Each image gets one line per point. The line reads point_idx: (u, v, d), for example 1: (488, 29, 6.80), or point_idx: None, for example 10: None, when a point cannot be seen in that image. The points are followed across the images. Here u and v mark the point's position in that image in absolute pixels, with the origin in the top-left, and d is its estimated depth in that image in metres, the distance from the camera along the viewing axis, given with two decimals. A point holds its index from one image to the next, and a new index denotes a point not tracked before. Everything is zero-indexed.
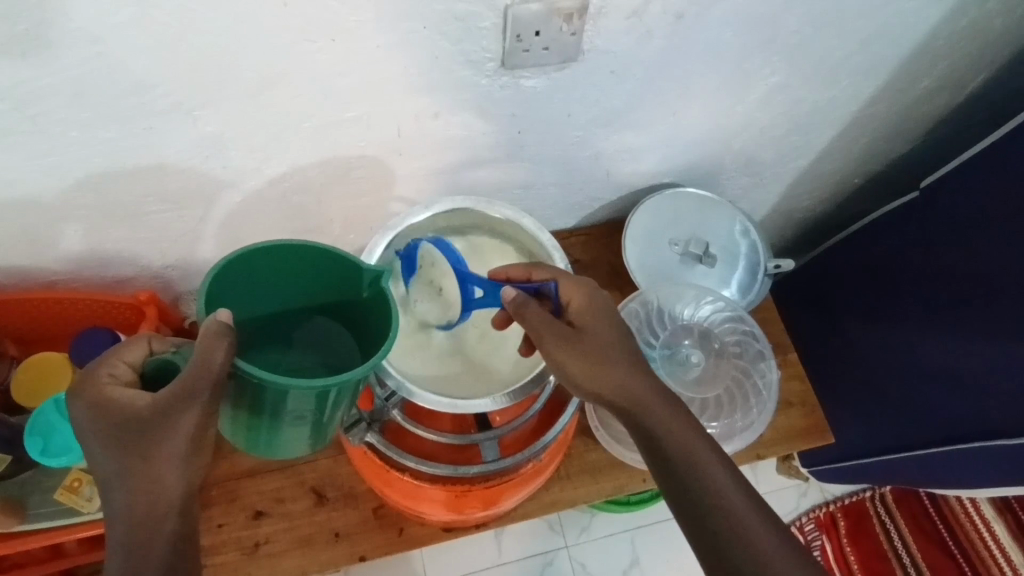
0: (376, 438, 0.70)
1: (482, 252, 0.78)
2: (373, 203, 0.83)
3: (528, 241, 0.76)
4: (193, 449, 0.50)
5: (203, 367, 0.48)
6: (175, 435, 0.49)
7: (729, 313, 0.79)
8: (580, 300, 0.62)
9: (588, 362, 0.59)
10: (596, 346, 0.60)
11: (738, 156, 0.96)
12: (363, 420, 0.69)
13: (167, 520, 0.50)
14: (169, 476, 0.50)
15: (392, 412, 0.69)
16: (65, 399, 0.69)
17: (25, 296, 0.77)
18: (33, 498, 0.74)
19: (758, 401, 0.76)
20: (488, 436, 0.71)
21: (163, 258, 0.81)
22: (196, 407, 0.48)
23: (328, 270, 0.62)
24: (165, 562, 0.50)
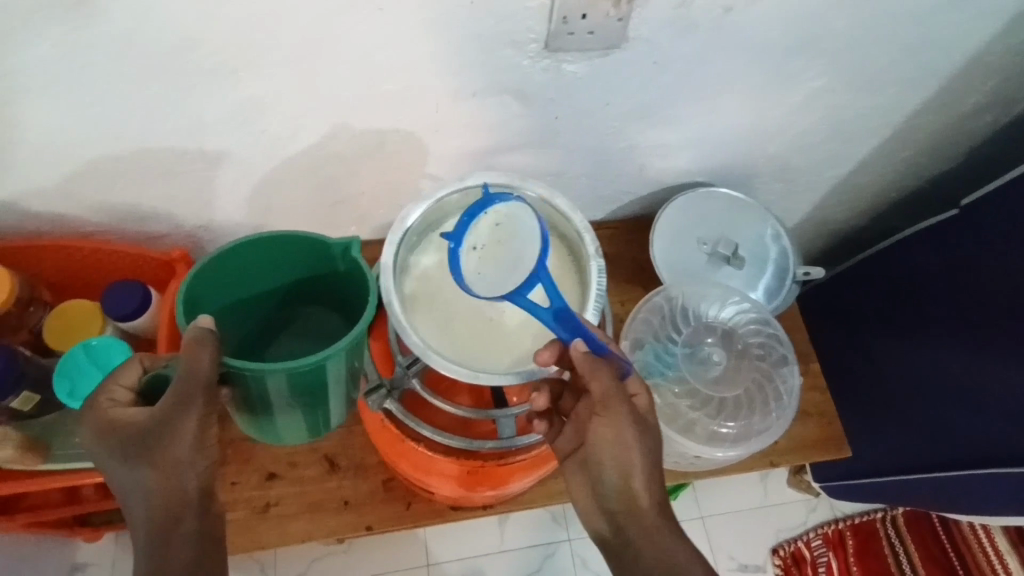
0: (395, 406, 0.71)
1: None
2: (405, 178, 0.84)
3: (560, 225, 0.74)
4: (199, 447, 0.53)
5: (195, 372, 0.54)
6: (179, 440, 0.52)
7: (754, 315, 0.75)
8: (645, 401, 0.62)
9: (642, 452, 0.59)
10: (648, 452, 0.60)
11: (773, 159, 0.95)
12: (383, 388, 0.71)
13: (185, 518, 0.53)
14: (183, 478, 0.53)
15: (412, 380, 0.70)
16: (94, 345, 0.70)
17: (62, 244, 0.79)
18: (56, 439, 0.75)
19: (778, 406, 0.71)
20: (504, 414, 0.70)
21: (197, 218, 0.82)
22: (195, 407, 0.53)
23: (302, 254, 0.73)
24: (190, 559, 0.52)
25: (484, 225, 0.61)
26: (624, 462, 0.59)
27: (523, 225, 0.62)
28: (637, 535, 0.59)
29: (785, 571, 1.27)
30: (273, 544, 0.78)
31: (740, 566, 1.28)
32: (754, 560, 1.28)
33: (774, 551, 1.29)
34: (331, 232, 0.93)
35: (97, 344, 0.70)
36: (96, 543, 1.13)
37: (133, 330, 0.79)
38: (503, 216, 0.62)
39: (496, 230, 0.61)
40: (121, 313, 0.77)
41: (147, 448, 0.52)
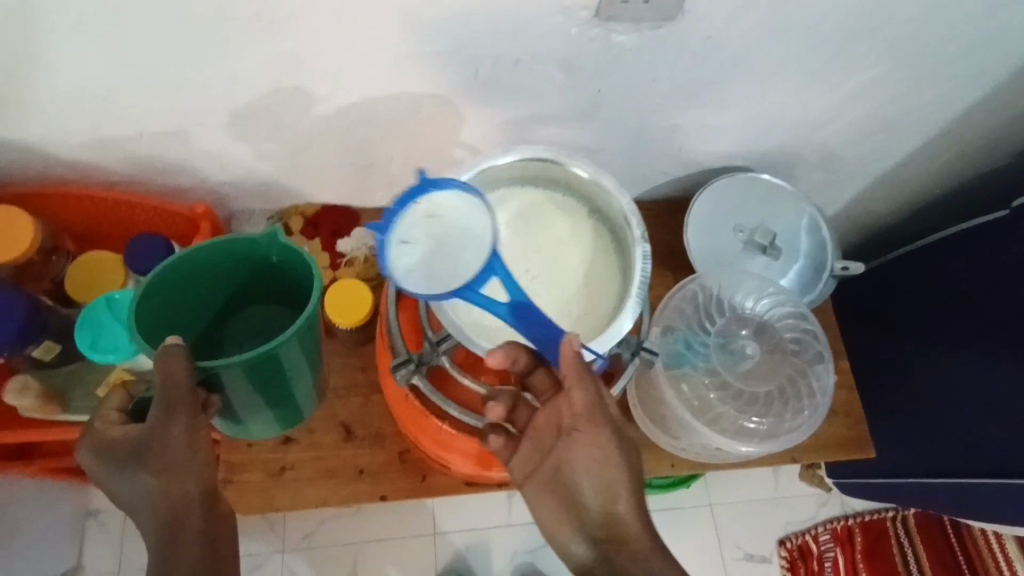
0: (422, 381, 0.67)
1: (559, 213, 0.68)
2: (437, 145, 0.81)
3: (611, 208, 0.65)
4: (192, 452, 0.55)
5: (173, 383, 0.54)
6: (170, 448, 0.55)
7: (790, 309, 0.72)
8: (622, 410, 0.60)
9: (619, 462, 0.58)
10: (631, 461, 0.59)
11: (819, 148, 0.91)
12: (411, 362, 0.66)
13: (191, 516, 0.56)
14: (182, 485, 0.55)
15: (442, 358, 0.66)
16: (117, 299, 0.70)
17: (88, 193, 0.78)
18: (76, 391, 0.74)
19: (811, 404, 0.68)
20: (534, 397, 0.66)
21: (223, 174, 0.80)
22: (181, 416, 0.55)
23: (221, 255, 0.67)
24: (192, 556, 0.55)
25: (419, 217, 0.60)
26: (608, 476, 0.58)
27: (458, 216, 0.60)
28: (629, 558, 0.57)
29: (791, 563, 1.27)
30: (286, 508, 0.78)
31: (746, 555, 1.27)
32: (759, 550, 1.28)
33: (781, 542, 1.28)
34: (357, 196, 0.90)
35: (121, 298, 0.70)
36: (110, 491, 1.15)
37: None
38: (440, 208, 0.60)
39: (431, 222, 0.60)
40: (144, 266, 0.76)
41: (141, 460, 0.54)
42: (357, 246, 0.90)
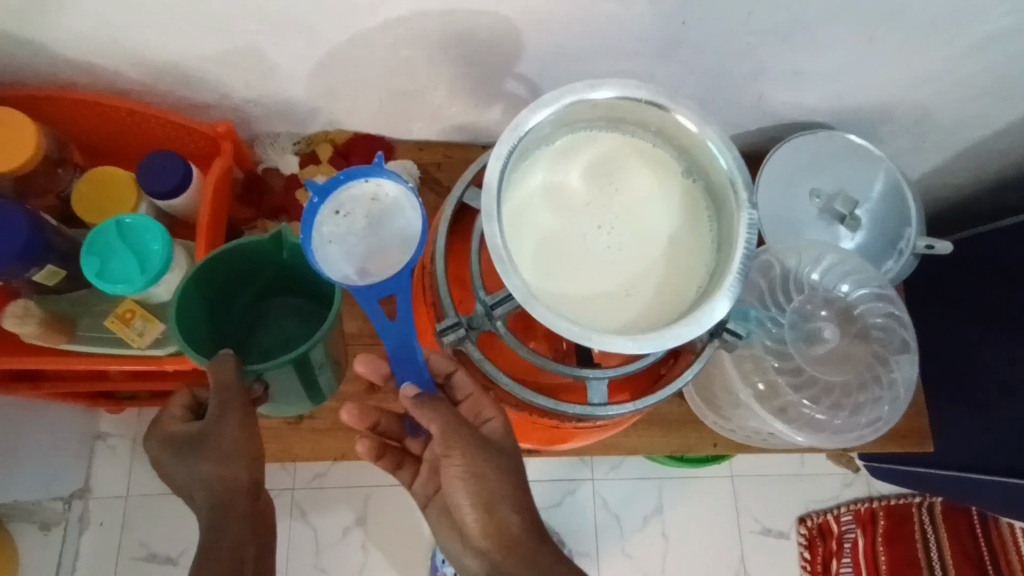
0: (472, 349, 0.50)
1: (639, 168, 0.48)
2: (488, 74, 0.71)
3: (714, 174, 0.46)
4: (242, 442, 0.55)
5: (226, 384, 0.57)
6: (223, 437, 0.55)
7: (876, 290, 0.64)
8: (498, 426, 0.55)
9: (479, 484, 0.51)
10: (501, 474, 0.52)
11: (914, 108, 0.80)
12: (458, 324, 0.50)
13: (238, 504, 0.54)
14: (235, 472, 0.54)
15: (494, 325, 0.49)
16: (128, 223, 0.62)
17: (97, 102, 0.69)
18: (83, 319, 0.68)
19: (890, 397, 0.62)
20: (598, 376, 0.49)
21: (247, 90, 0.72)
22: (235, 411, 0.56)
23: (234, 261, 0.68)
24: (235, 540, 0.53)
25: (363, 194, 0.57)
26: (481, 494, 0.51)
27: (398, 214, 0.57)
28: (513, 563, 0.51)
29: (809, 541, 1.23)
30: (304, 457, 0.74)
31: (763, 529, 1.24)
32: (779, 525, 1.24)
33: (801, 520, 1.24)
34: (393, 126, 0.81)
35: (132, 224, 0.62)
36: (120, 415, 1.11)
37: (171, 209, 0.71)
38: (386, 196, 0.57)
39: (371, 206, 0.57)
40: (159, 186, 0.68)
41: (198, 449, 0.55)
42: None
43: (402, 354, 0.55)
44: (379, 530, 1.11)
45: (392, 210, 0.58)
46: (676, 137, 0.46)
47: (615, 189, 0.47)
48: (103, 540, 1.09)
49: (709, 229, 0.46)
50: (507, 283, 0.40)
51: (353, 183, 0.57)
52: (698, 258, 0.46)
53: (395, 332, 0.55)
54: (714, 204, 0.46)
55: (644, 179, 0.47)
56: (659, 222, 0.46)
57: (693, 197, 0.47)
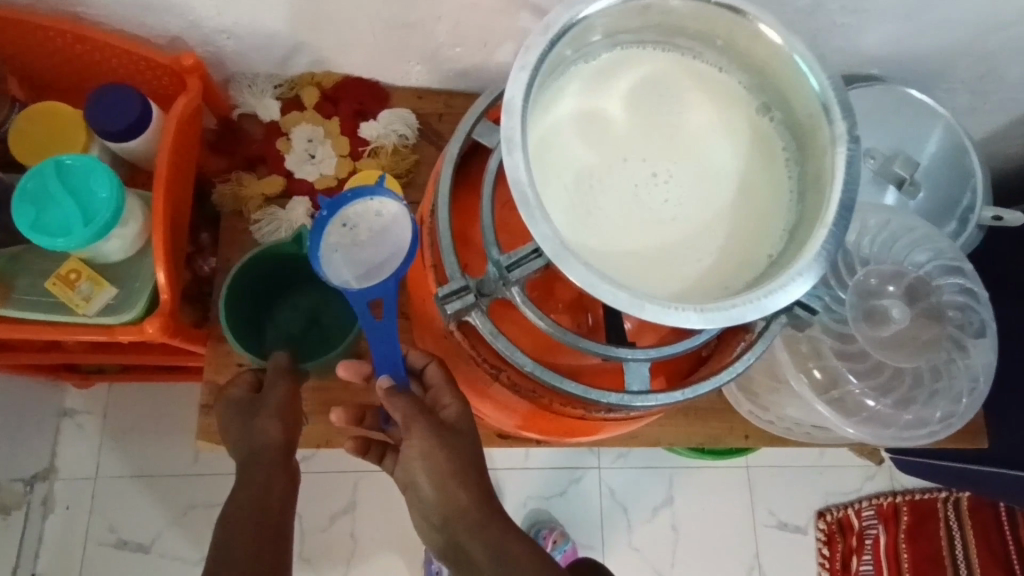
0: (481, 321, 0.41)
1: (699, 96, 0.38)
2: (500, 5, 0.61)
3: (798, 106, 0.36)
4: (287, 406, 0.54)
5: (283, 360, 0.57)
6: (271, 400, 0.54)
7: (951, 263, 0.55)
8: (457, 413, 0.48)
9: (441, 465, 0.45)
10: (455, 457, 0.46)
11: (984, 61, 0.70)
12: (467, 290, 0.40)
13: (266, 459, 0.51)
14: (267, 428, 0.52)
15: (508, 293, 0.39)
16: (70, 165, 0.53)
17: (37, 22, 0.58)
18: (21, 280, 0.58)
19: (966, 389, 0.53)
20: (639, 357, 0.40)
21: (218, 17, 0.61)
22: (285, 381, 0.55)
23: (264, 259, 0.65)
24: (264, 484, 0.49)
25: (366, 209, 0.51)
26: (444, 474, 0.45)
27: (400, 232, 0.51)
28: (469, 536, 0.45)
29: (828, 537, 1.16)
30: None
31: (779, 523, 1.16)
32: (796, 520, 1.16)
33: (819, 514, 1.17)
34: (389, 68, 0.71)
35: (74, 166, 0.53)
36: (86, 389, 1.01)
37: (126, 152, 0.61)
38: (388, 213, 0.52)
39: (373, 221, 0.51)
40: (109, 124, 0.58)
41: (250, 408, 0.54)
42: (385, 133, 0.71)
43: (383, 361, 0.48)
44: (369, 518, 1.01)
45: (395, 228, 0.51)
46: (747, 55, 0.37)
47: (669, 119, 0.38)
48: (69, 525, 0.99)
49: (785, 173, 0.37)
50: (534, 230, 0.30)
51: (358, 199, 0.51)
52: (769, 208, 0.37)
53: (377, 332, 0.47)
54: (794, 143, 0.37)
55: (705, 108, 0.38)
56: (724, 162, 0.37)
57: (764, 132, 0.38)
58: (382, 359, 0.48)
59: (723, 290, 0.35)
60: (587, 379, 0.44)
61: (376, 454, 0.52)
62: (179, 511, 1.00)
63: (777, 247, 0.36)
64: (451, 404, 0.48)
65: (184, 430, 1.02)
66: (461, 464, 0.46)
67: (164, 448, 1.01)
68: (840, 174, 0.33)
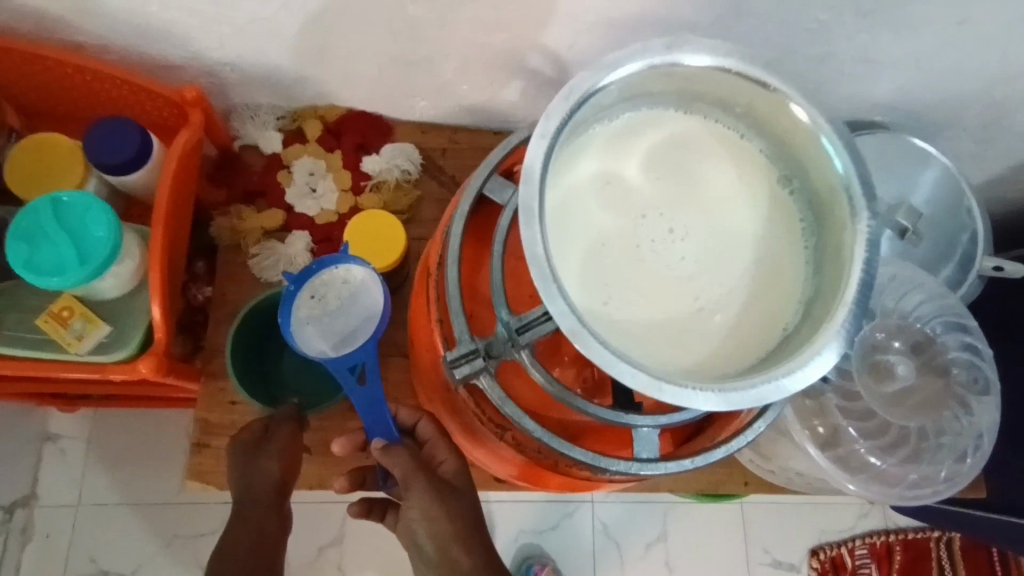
0: (490, 384, 0.40)
1: (717, 164, 0.39)
2: (510, 44, 0.61)
3: (816, 177, 0.37)
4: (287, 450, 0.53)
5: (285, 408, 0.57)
6: (272, 443, 0.53)
7: (958, 318, 0.54)
8: (454, 469, 0.49)
9: (438, 523, 0.46)
10: (456, 517, 0.46)
11: (988, 111, 0.70)
12: (476, 353, 0.39)
13: (262, 503, 0.50)
14: (266, 470, 0.52)
15: (518, 355, 0.38)
16: (67, 202, 0.52)
17: (38, 53, 0.57)
18: (10, 316, 0.56)
19: (973, 448, 0.52)
20: (649, 425, 0.39)
21: (224, 49, 0.60)
22: (286, 427, 0.55)
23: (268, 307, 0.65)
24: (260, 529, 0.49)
25: (334, 278, 0.57)
26: (443, 534, 0.46)
27: (368, 296, 0.57)
28: None
29: None
30: None
31: (773, 561, 1.15)
32: (789, 557, 1.15)
33: (812, 552, 1.15)
34: (393, 102, 0.70)
35: (71, 202, 0.52)
36: (72, 414, 0.98)
37: (126, 185, 0.60)
38: (355, 280, 0.57)
39: (342, 289, 0.57)
40: (107, 157, 0.57)
41: (248, 452, 0.53)
42: (388, 167, 0.71)
43: (375, 424, 0.50)
44: (359, 551, 0.98)
45: (363, 292, 0.57)
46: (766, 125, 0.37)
47: (687, 186, 0.38)
48: (47, 554, 0.96)
49: (801, 245, 0.38)
50: (552, 306, 0.29)
51: (324, 270, 0.57)
52: (784, 280, 0.37)
53: (364, 395, 0.50)
54: (809, 215, 0.38)
55: (722, 175, 0.38)
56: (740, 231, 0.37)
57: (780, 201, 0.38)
58: (373, 421, 0.50)
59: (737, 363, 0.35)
60: (592, 442, 0.43)
61: (378, 515, 0.54)
62: (163, 541, 0.98)
63: (792, 320, 0.36)
64: (448, 460, 0.50)
65: (170, 458, 0.99)
66: (461, 524, 0.46)
67: (149, 476, 0.99)
68: (858, 252, 0.33)
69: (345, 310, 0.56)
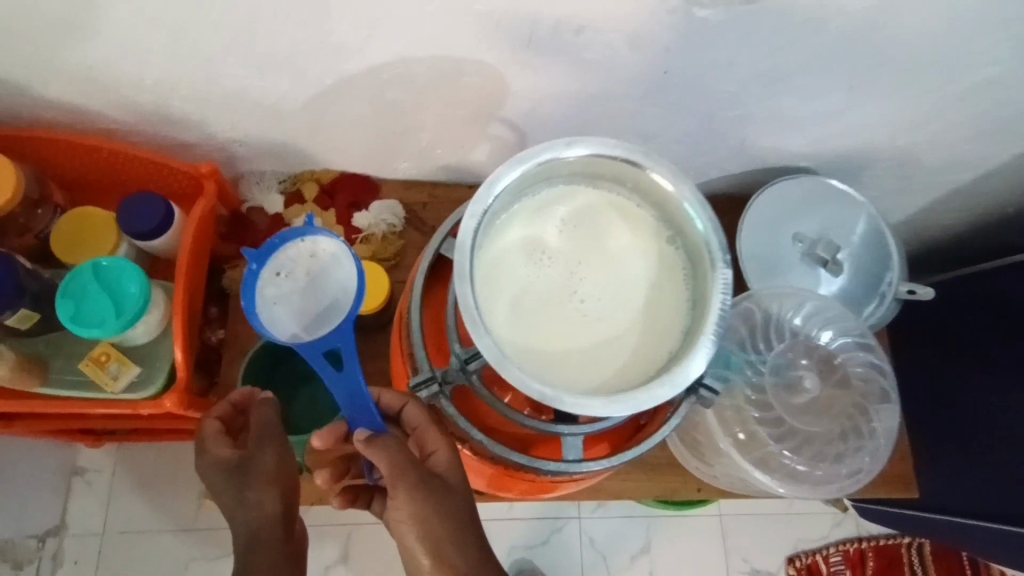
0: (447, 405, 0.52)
1: (618, 225, 0.49)
2: (475, 116, 0.71)
3: (689, 233, 0.47)
4: (281, 469, 0.51)
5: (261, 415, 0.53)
6: (263, 469, 0.51)
7: (856, 338, 0.64)
8: (446, 461, 0.49)
9: (427, 523, 0.46)
10: (447, 519, 0.46)
11: (899, 155, 0.80)
12: (433, 381, 0.51)
13: (269, 539, 0.50)
14: (268, 503, 0.50)
15: (468, 379, 0.50)
16: (105, 266, 0.62)
17: (80, 141, 0.69)
18: (56, 361, 0.67)
19: (872, 448, 0.61)
20: (574, 433, 0.49)
21: (233, 129, 0.72)
22: (272, 445, 0.52)
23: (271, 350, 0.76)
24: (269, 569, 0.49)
25: (300, 253, 0.60)
26: (433, 536, 0.46)
27: (335, 271, 0.60)
28: None
29: None
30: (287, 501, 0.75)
31: (752, 570, 1.22)
32: (767, 566, 1.22)
33: (790, 560, 1.22)
34: (379, 165, 0.81)
35: (109, 266, 0.62)
36: (98, 449, 1.08)
37: (152, 248, 0.71)
38: (322, 255, 0.60)
39: (309, 266, 0.60)
40: (138, 226, 0.68)
41: (239, 481, 0.51)
42: (376, 222, 0.81)
43: (357, 414, 0.51)
44: (361, 568, 1.07)
45: (329, 266, 0.60)
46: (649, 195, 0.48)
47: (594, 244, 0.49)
48: None
49: (684, 285, 0.48)
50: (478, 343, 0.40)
51: (291, 249, 0.60)
52: (672, 313, 0.47)
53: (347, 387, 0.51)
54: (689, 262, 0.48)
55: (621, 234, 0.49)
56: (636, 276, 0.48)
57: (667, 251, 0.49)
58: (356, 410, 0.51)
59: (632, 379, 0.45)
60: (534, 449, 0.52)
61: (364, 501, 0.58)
62: (182, 564, 1.06)
63: (676, 345, 0.46)
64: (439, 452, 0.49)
65: (187, 487, 1.08)
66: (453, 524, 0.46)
67: (167, 503, 1.08)
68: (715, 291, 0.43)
69: (313, 288, 0.59)
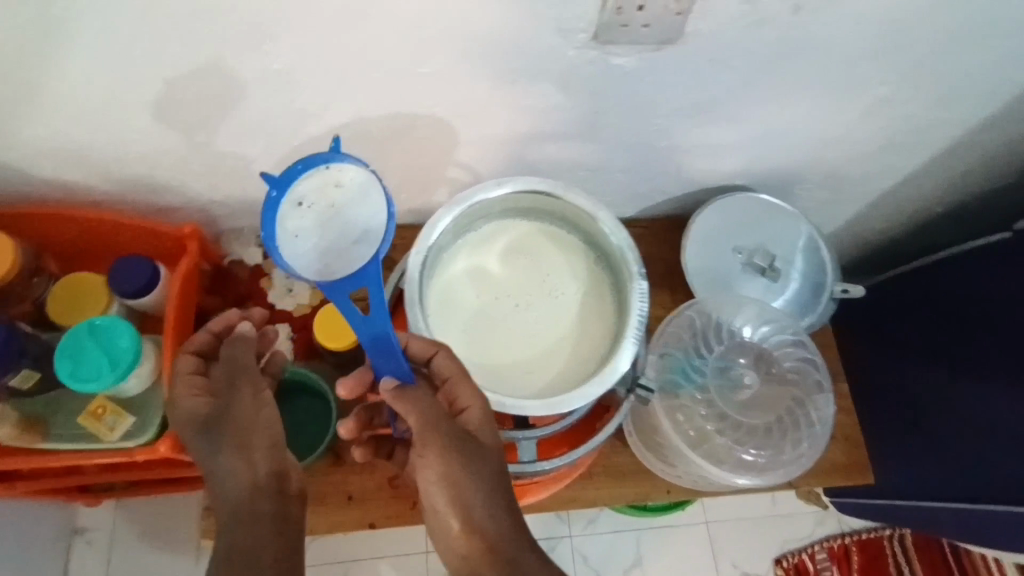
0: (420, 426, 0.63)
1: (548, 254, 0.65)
2: (431, 163, 0.78)
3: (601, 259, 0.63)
4: (254, 410, 0.58)
5: (231, 359, 0.61)
6: (239, 417, 0.58)
7: (790, 336, 0.72)
8: (474, 415, 0.56)
9: (452, 474, 0.53)
10: (473, 472, 0.53)
11: (823, 170, 0.88)
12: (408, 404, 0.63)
13: (264, 493, 0.55)
14: (256, 458, 0.56)
15: None
16: (99, 324, 0.68)
17: (71, 213, 0.75)
18: (57, 418, 0.72)
19: (808, 436, 0.68)
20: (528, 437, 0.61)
21: (212, 191, 0.78)
22: (243, 387, 0.59)
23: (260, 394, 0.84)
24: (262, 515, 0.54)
25: (324, 181, 0.55)
26: (456, 488, 0.52)
27: (363, 200, 0.55)
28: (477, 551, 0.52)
29: None
30: None
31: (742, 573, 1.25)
32: (756, 569, 1.26)
33: (777, 561, 1.26)
34: None
35: (102, 324, 0.68)
36: (98, 505, 1.11)
37: (140, 306, 0.77)
38: (347, 183, 0.55)
39: (336, 194, 0.55)
40: (126, 286, 0.74)
41: (217, 432, 0.58)
42: None
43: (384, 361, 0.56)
44: None
45: (355, 197, 0.55)
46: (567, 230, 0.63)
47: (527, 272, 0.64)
48: None
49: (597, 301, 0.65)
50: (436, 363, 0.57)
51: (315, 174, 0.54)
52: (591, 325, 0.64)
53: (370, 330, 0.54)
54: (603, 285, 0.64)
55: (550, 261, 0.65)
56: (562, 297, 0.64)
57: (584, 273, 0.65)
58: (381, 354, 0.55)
59: (562, 380, 0.61)
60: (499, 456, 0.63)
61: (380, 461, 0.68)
62: None
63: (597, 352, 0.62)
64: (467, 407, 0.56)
65: (186, 535, 1.11)
66: (475, 473, 0.53)
67: (168, 553, 1.11)
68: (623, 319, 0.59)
69: (338, 219, 0.55)
